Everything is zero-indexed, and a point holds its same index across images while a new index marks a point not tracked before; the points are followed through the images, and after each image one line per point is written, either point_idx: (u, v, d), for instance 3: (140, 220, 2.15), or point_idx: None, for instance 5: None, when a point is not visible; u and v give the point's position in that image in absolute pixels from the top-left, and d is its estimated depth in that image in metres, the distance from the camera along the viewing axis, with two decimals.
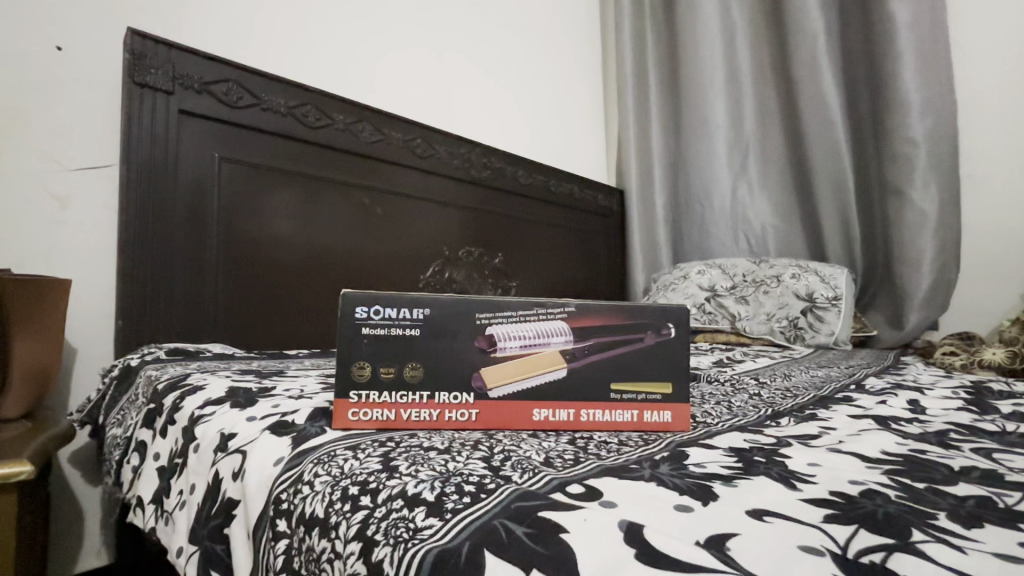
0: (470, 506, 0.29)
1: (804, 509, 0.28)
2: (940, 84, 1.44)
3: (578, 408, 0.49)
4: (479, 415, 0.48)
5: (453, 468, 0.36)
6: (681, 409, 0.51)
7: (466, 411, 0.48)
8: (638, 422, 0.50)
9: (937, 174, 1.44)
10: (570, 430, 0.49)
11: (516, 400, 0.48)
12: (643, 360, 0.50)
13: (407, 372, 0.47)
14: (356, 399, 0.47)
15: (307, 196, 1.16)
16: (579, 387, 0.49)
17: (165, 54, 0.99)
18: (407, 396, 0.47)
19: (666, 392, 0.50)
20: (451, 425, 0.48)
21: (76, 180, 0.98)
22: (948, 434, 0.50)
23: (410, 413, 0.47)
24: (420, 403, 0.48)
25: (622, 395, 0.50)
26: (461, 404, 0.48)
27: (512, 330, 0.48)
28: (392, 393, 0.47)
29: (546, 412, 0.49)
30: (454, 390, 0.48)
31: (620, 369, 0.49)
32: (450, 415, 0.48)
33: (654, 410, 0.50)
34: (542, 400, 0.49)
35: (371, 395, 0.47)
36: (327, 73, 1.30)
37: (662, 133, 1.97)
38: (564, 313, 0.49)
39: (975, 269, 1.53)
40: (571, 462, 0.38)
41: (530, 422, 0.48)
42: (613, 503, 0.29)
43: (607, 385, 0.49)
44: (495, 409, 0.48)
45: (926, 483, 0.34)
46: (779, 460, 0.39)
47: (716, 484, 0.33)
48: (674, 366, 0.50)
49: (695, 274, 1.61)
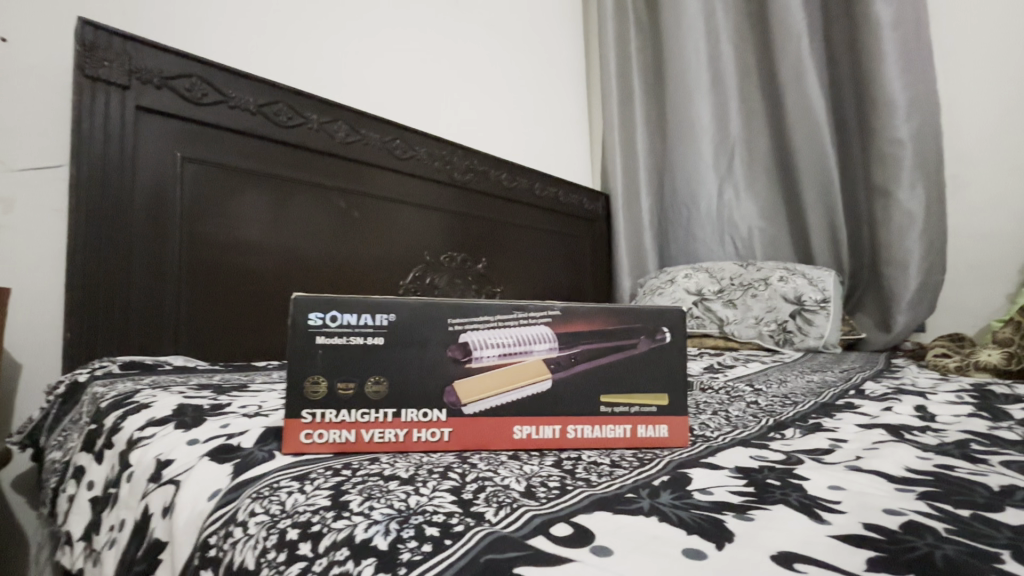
0: (430, 557, 0.24)
1: (844, 554, 0.24)
2: (924, 83, 1.43)
3: (565, 426, 0.44)
4: (452, 435, 0.42)
5: (415, 503, 0.30)
6: (678, 423, 0.45)
7: (437, 430, 0.42)
8: (631, 438, 0.45)
9: (924, 174, 1.43)
10: (555, 449, 0.43)
11: (493, 417, 0.43)
12: (637, 369, 0.45)
13: (368, 387, 0.41)
14: (309, 420, 0.41)
15: (277, 200, 1.09)
16: (565, 402, 0.44)
17: (121, 46, 0.91)
18: (369, 414, 0.41)
19: (661, 404, 0.45)
20: (419, 447, 0.42)
21: (25, 181, 0.90)
22: (970, 445, 0.46)
23: (374, 433, 0.42)
24: (384, 422, 0.42)
25: (613, 408, 0.44)
26: (430, 421, 0.42)
27: (482, 336, 0.43)
28: (352, 411, 0.41)
29: (528, 431, 0.43)
30: (424, 407, 0.42)
31: (611, 378, 0.44)
32: (419, 435, 0.42)
33: (648, 424, 0.45)
34: (523, 416, 0.43)
35: (328, 413, 0.41)
36: (300, 72, 1.23)
37: (648, 135, 1.94)
38: (555, 314, 0.44)
39: (962, 270, 1.52)
40: (557, 492, 0.32)
41: (510, 441, 0.43)
42: (608, 551, 0.24)
43: (596, 398, 0.44)
44: (464, 426, 0.43)
45: (972, 511, 0.29)
46: (796, 482, 0.34)
47: (727, 517, 0.28)
48: (671, 375, 0.45)
49: (682, 278, 1.56)
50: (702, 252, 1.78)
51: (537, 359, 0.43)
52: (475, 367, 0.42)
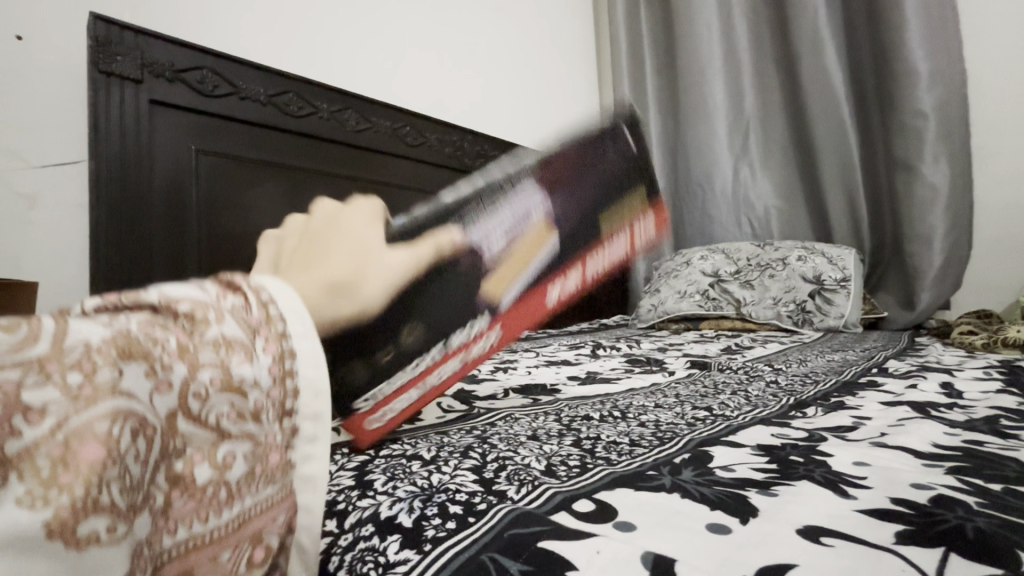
0: (453, 534, 0.25)
1: (872, 527, 0.24)
2: (949, 52, 1.37)
3: (578, 269, 0.50)
4: (504, 331, 0.43)
5: (438, 482, 0.32)
6: (635, 225, 0.57)
7: (489, 338, 0.42)
8: (617, 254, 0.54)
9: (949, 147, 1.39)
10: (577, 287, 0.51)
11: (525, 294, 0.44)
12: (603, 194, 0.52)
13: (405, 335, 0.36)
14: (366, 408, 0.36)
15: (292, 189, 1.08)
16: (563, 243, 0.48)
17: (133, 40, 0.88)
18: (419, 363, 0.37)
19: (624, 215, 0.55)
20: (480, 357, 0.42)
21: (47, 177, 0.86)
22: (997, 420, 0.45)
23: (433, 376, 0.39)
24: (444, 361, 0.39)
25: (604, 229, 0.52)
26: (484, 330, 0.41)
27: (485, 227, 0.41)
28: (403, 371, 0.37)
29: (552, 294, 0.48)
30: (469, 324, 0.40)
31: (596, 212, 0.51)
32: (476, 350, 0.42)
33: (622, 233, 0.55)
34: (552, 271, 0.47)
35: (380, 392, 0.37)
36: (311, 58, 1.20)
37: (659, 114, 1.89)
38: (530, 180, 0.47)
39: (987, 245, 1.47)
40: (577, 470, 0.32)
41: (548, 301, 0.47)
42: (631, 526, 0.25)
43: (593, 227, 0.51)
44: (508, 318, 0.43)
45: (1004, 485, 0.29)
46: (819, 459, 0.33)
47: (750, 492, 0.28)
48: (615, 198, 0.54)
49: (698, 260, 1.54)
50: (718, 234, 1.76)
51: (539, 219, 0.46)
52: (499, 261, 0.41)
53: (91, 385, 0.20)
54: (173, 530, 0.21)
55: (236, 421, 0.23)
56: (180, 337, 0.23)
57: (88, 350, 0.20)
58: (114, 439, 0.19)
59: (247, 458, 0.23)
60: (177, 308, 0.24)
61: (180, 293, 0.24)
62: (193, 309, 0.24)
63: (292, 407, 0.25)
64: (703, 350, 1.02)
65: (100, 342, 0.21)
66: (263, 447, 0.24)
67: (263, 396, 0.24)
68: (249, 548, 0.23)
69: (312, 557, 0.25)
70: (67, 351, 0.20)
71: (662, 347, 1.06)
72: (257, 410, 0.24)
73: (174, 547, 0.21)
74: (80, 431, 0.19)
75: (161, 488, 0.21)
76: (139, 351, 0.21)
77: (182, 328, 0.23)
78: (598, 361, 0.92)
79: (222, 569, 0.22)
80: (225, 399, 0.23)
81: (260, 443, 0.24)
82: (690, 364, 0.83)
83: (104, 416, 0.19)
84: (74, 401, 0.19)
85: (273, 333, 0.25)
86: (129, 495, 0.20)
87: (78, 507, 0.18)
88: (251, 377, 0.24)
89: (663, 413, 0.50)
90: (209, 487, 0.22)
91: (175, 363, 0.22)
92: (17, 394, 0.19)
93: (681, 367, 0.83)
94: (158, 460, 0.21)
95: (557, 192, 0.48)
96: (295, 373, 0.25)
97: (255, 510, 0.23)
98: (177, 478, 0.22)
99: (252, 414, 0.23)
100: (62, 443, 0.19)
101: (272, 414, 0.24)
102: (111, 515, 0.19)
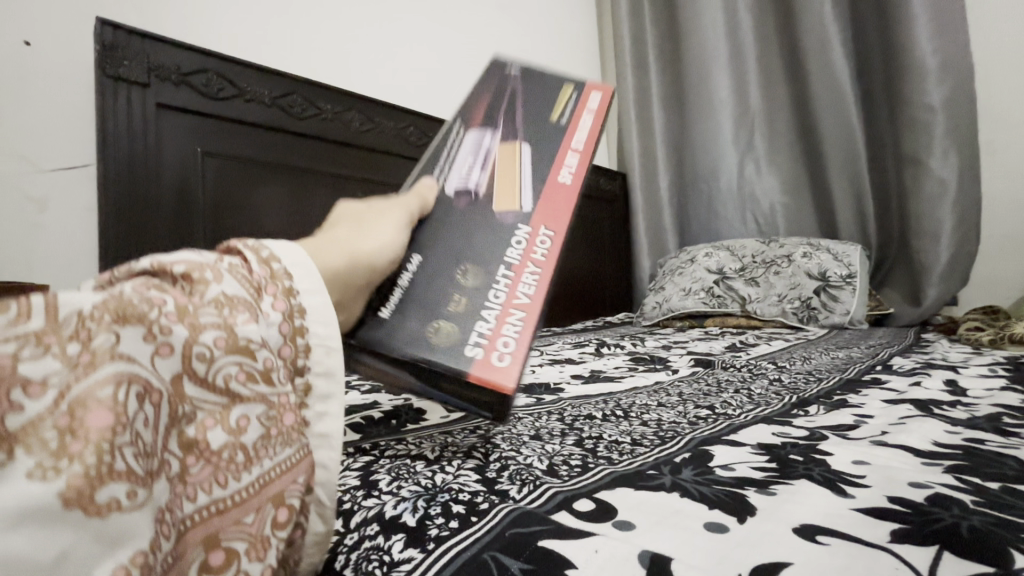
0: (456, 533, 0.26)
1: (868, 526, 0.24)
2: (958, 45, 1.36)
3: (570, 146, 0.47)
4: (551, 223, 0.41)
5: (441, 482, 0.32)
6: (597, 87, 0.51)
7: (544, 238, 0.40)
8: (598, 111, 0.49)
9: (958, 142, 1.37)
10: (589, 153, 0.46)
11: (540, 183, 0.44)
12: (540, 93, 0.52)
13: (467, 277, 0.39)
14: (480, 354, 0.34)
15: (298, 190, 1.09)
16: (537, 133, 0.48)
17: (140, 44, 0.89)
18: (497, 288, 0.38)
19: (574, 86, 0.52)
20: (556, 251, 0.40)
21: (57, 181, 0.87)
22: (1000, 418, 0.45)
23: (520, 292, 0.37)
24: (516, 277, 0.38)
25: (564, 115, 0.49)
26: (534, 233, 0.41)
27: (456, 179, 0.47)
28: (488, 302, 0.37)
29: (568, 162, 0.46)
30: (517, 237, 0.41)
31: (543, 109, 0.50)
32: (540, 252, 0.40)
33: (589, 100, 0.50)
34: (547, 163, 0.46)
35: (480, 336, 0.35)
36: (316, 59, 1.21)
37: (664, 111, 1.89)
38: (464, 127, 0.51)
39: (996, 240, 1.46)
40: (579, 469, 0.33)
41: (570, 179, 0.44)
42: (630, 526, 0.25)
43: (552, 118, 0.49)
44: (540, 207, 0.43)
45: (1002, 483, 0.29)
46: (819, 458, 0.34)
47: (749, 491, 0.28)
48: (554, 85, 0.52)
49: (703, 257, 1.54)
50: (723, 231, 1.75)
51: (500, 141, 0.49)
52: (483, 190, 0.45)
53: (90, 351, 0.18)
54: (194, 496, 0.20)
55: (246, 383, 0.22)
56: (179, 299, 0.21)
57: (80, 317, 0.19)
58: (123, 404, 0.18)
59: (261, 421, 0.22)
60: (173, 273, 0.23)
61: (172, 258, 0.23)
62: (188, 271, 0.23)
63: (304, 364, 0.25)
64: (707, 348, 1.02)
65: (93, 307, 0.19)
66: (277, 409, 0.23)
67: (271, 355, 0.23)
68: (273, 510, 0.22)
69: (331, 510, 0.25)
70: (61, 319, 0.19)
71: (666, 345, 1.06)
72: (268, 370, 0.23)
73: (195, 514, 0.20)
74: (84, 398, 0.17)
75: (174, 455, 0.20)
76: (136, 314, 0.20)
77: (180, 292, 0.22)
78: (601, 359, 0.92)
79: (249, 532, 0.21)
80: (233, 360, 0.22)
81: (273, 405, 0.23)
82: (694, 362, 0.83)
83: (108, 382, 0.18)
84: (74, 370, 0.18)
85: (279, 289, 0.26)
86: (145, 462, 0.18)
87: (95, 476, 0.17)
88: (257, 335, 0.23)
89: (665, 412, 0.51)
90: (225, 450, 0.21)
91: (174, 325, 0.21)
92: (12, 365, 0.17)
93: (684, 365, 0.83)
94: (169, 426, 0.20)
95: (495, 117, 0.51)
96: (304, 332, 0.26)
97: (276, 472, 0.22)
98: (191, 444, 0.20)
99: (263, 374, 0.23)
100: (66, 413, 0.17)
101: (282, 374, 0.24)
102: (129, 482, 0.17)
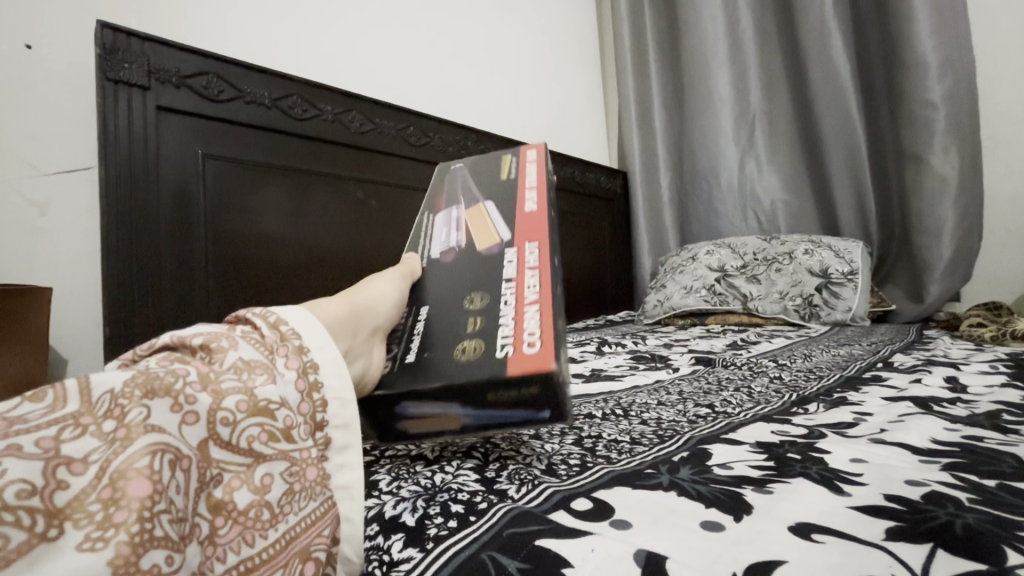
0: (455, 533, 0.26)
1: (864, 524, 0.24)
2: (958, 40, 1.35)
3: (526, 191, 0.59)
4: (535, 239, 0.50)
5: (441, 481, 0.33)
6: (533, 154, 0.66)
7: (530, 251, 0.49)
8: (540, 168, 0.63)
9: (959, 136, 1.37)
10: (543, 191, 0.58)
11: (510, 220, 0.54)
12: (484, 172, 0.65)
13: (478, 301, 0.45)
14: (512, 351, 0.36)
15: (298, 192, 1.09)
16: (498, 195, 0.59)
17: (140, 47, 0.89)
18: (506, 301, 0.43)
19: (512, 160, 0.66)
20: (546, 256, 0.48)
21: (58, 185, 0.88)
22: (1000, 415, 0.45)
23: (528, 294, 0.43)
24: (518, 285, 0.45)
25: (511, 177, 0.63)
26: (521, 250, 0.49)
27: (439, 245, 0.57)
28: (501, 313, 0.42)
29: (529, 206, 0.56)
30: (509, 258, 0.49)
31: (494, 179, 0.63)
32: (530, 260, 0.47)
33: (530, 163, 0.64)
34: (513, 206, 0.57)
35: (506, 336, 0.38)
36: (315, 60, 1.21)
37: (664, 109, 1.88)
38: (431, 214, 0.62)
39: (999, 235, 1.45)
40: (577, 468, 0.33)
41: (537, 209, 0.55)
42: (627, 524, 0.25)
43: (502, 181, 0.62)
44: (516, 232, 0.52)
45: (999, 481, 0.29)
46: (817, 456, 0.34)
47: (746, 490, 0.28)
48: (495, 163, 0.66)
49: (704, 255, 1.54)
50: (724, 228, 1.75)
51: (466, 209, 0.59)
52: (463, 242, 0.55)
53: (126, 427, 0.21)
54: (225, 556, 0.22)
55: (267, 442, 0.25)
56: (201, 370, 0.25)
57: (114, 396, 0.22)
58: (157, 471, 0.21)
59: (284, 478, 0.25)
60: (193, 345, 0.27)
61: (190, 332, 0.28)
62: (206, 343, 0.27)
63: (322, 418, 0.28)
64: (709, 346, 1.02)
65: (125, 386, 0.22)
66: (299, 465, 0.26)
67: (291, 413, 0.27)
68: (300, 564, 0.24)
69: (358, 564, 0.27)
70: (97, 404, 0.22)
71: (667, 343, 1.06)
72: (287, 428, 0.26)
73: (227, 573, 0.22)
74: (123, 470, 0.20)
75: (205, 518, 0.22)
76: (162, 387, 0.23)
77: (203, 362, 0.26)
78: (602, 358, 0.92)
79: None
80: (254, 422, 0.25)
81: (295, 461, 0.26)
82: (694, 361, 0.83)
83: (144, 451, 0.21)
84: (113, 445, 0.21)
85: (291, 348, 0.29)
86: (179, 526, 0.21)
87: (136, 543, 0.19)
88: (275, 396, 0.26)
89: (665, 411, 0.51)
90: (252, 509, 0.24)
91: (199, 394, 0.24)
92: (56, 448, 0.20)
93: (685, 363, 0.83)
94: (199, 490, 0.23)
95: (457, 198, 0.62)
96: (319, 386, 0.29)
97: (301, 526, 0.25)
98: (219, 505, 0.23)
99: (283, 433, 0.26)
100: (108, 485, 0.20)
101: (302, 430, 0.27)
102: (167, 547, 0.20)
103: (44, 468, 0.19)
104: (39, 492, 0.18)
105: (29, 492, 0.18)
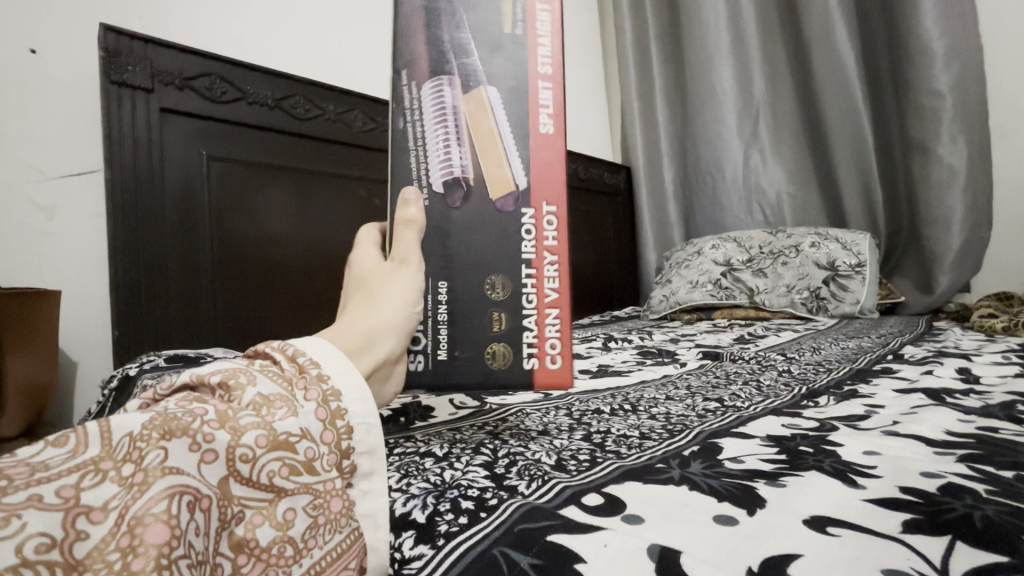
0: (466, 529, 0.26)
1: (881, 517, 0.24)
2: (965, 29, 1.34)
3: (540, 78, 0.46)
4: (553, 200, 0.46)
5: (450, 478, 0.33)
6: None
7: (549, 220, 0.46)
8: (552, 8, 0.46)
9: (967, 125, 1.35)
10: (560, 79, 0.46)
11: (526, 148, 0.45)
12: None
13: (497, 292, 0.46)
14: (538, 364, 0.46)
15: (301, 193, 1.08)
16: (502, 70, 0.45)
17: (141, 50, 0.89)
18: (528, 296, 0.46)
19: None
20: (564, 229, 0.46)
21: (62, 188, 0.88)
22: (1014, 405, 0.45)
23: (548, 290, 0.46)
24: (539, 275, 0.46)
25: (515, 24, 0.46)
26: (539, 216, 0.46)
27: (438, 166, 0.45)
28: (526, 318, 0.46)
29: (542, 100, 0.46)
30: (526, 227, 0.46)
31: (487, 16, 0.46)
32: (547, 240, 0.46)
33: None
34: (526, 115, 0.45)
35: (530, 344, 0.46)
36: (316, 60, 1.20)
37: (667, 103, 1.87)
38: (412, 82, 0.45)
39: (1009, 225, 1.43)
40: (586, 465, 0.33)
41: (554, 127, 0.46)
42: (639, 519, 0.25)
43: (503, 32, 0.46)
44: (537, 181, 0.46)
45: (1017, 472, 0.28)
46: (829, 449, 0.33)
47: (758, 484, 0.28)
48: None
49: (709, 249, 1.53)
50: (729, 222, 1.74)
51: (463, 98, 0.45)
52: (473, 172, 0.45)
53: (145, 470, 0.21)
54: None
55: (289, 476, 0.25)
56: (219, 407, 0.25)
57: (133, 440, 0.22)
58: (176, 516, 0.20)
59: (308, 512, 0.25)
60: (211, 383, 0.27)
61: (209, 370, 0.28)
62: (224, 379, 0.27)
63: (348, 446, 0.28)
64: (715, 340, 1.01)
65: (142, 428, 0.22)
66: (324, 497, 0.26)
67: (313, 445, 0.26)
68: None
69: None
70: (116, 447, 0.22)
71: (674, 338, 1.06)
72: (309, 461, 0.26)
73: None
74: (142, 515, 0.20)
75: (227, 557, 0.22)
76: (180, 427, 0.23)
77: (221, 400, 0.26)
78: (609, 353, 0.92)
79: None
80: (274, 457, 0.25)
81: (318, 493, 0.26)
82: (701, 355, 0.82)
83: (161, 496, 0.21)
84: (132, 489, 0.21)
85: (310, 379, 0.29)
86: (199, 569, 0.21)
87: None
88: (295, 430, 0.26)
89: (674, 406, 0.51)
90: (275, 546, 0.23)
91: (217, 432, 0.24)
92: (76, 497, 0.20)
93: (692, 358, 0.82)
94: (220, 529, 0.22)
95: (440, 50, 0.45)
96: (342, 413, 0.28)
97: (327, 560, 0.25)
98: (241, 544, 0.23)
99: (305, 466, 0.26)
100: (127, 532, 0.20)
101: (326, 461, 0.27)
102: None
103: (64, 518, 0.19)
104: (58, 545, 0.18)
105: (48, 545, 0.18)
